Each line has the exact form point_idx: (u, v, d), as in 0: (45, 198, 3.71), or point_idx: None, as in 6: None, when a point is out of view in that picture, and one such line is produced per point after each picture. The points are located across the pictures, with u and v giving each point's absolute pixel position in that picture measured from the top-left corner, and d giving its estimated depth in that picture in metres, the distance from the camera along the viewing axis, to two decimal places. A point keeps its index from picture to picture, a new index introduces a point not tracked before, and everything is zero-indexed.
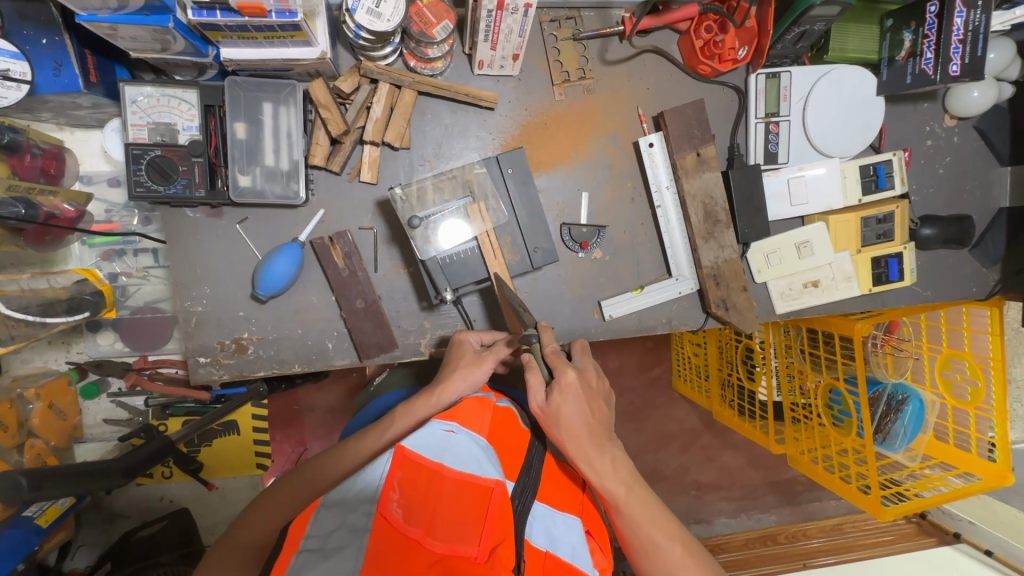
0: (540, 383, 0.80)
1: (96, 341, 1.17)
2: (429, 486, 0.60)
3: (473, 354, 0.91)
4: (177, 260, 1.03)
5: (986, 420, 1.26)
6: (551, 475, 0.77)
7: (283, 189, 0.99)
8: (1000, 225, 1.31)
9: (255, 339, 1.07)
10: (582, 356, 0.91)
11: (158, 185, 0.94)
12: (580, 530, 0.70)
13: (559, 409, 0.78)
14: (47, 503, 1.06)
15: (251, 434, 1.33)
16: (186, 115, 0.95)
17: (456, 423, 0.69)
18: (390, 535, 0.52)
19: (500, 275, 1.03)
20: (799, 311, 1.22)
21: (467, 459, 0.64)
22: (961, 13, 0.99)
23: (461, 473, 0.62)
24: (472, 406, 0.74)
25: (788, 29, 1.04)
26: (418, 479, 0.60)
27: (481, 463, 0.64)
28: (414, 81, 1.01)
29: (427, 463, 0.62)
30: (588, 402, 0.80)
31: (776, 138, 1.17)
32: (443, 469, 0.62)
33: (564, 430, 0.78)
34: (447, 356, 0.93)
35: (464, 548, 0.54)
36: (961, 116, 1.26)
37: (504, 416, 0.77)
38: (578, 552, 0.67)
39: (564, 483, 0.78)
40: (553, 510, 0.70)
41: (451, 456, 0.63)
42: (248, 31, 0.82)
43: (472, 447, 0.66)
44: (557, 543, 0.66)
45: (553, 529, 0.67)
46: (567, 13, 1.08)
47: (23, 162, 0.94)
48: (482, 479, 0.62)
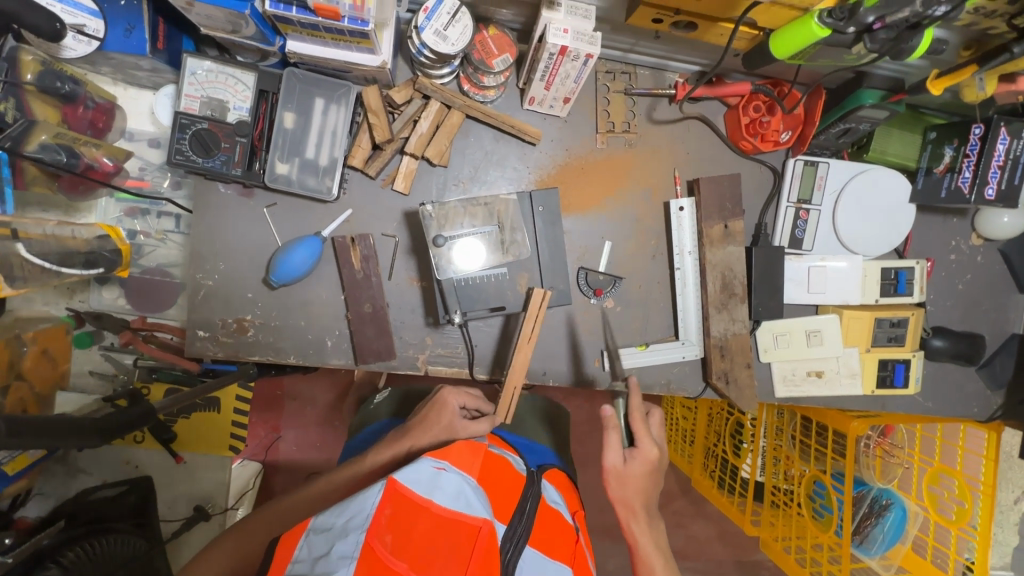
0: (617, 444, 0.82)
1: (101, 294, 1.18)
2: (417, 523, 0.58)
3: (451, 419, 0.87)
4: (200, 231, 1.04)
5: (968, 543, 1.25)
6: (545, 519, 0.72)
7: (317, 182, 1.00)
8: (1011, 351, 1.31)
9: (257, 323, 1.06)
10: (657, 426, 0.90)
11: (198, 156, 0.96)
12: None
13: (631, 474, 0.81)
14: (18, 452, 1.06)
15: (230, 416, 1.32)
16: (239, 96, 0.97)
17: (447, 461, 0.67)
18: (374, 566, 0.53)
19: (515, 364, 0.97)
20: (798, 399, 1.21)
21: (457, 497, 0.62)
22: (1005, 140, 1.01)
23: (449, 509, 0.60)
24: (464, 449, 0.72)
25: (834, 124, 1.06)
26: (406, 511, 0.59)
27: (470, 501, 0.62)
28: (465, 105, 1.04)
29: (415, 498, 0.60)
30: (653, 475, 0.84)
31: (804, 224, 1.18)
32: (431, 505, 0.59)
33: (629, 493, 0.82)
34: (424, 412, 0.88)
35: None
36: (989, 237, 1.27)
37: (494, 460, 0.76)
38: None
39: (558, 531, 0.73)
40: (543, 558, 0.66)
41: (440, 493, 0.61)
42: (318, 30, 0.85)
43: (462, 485, 0.64)
44: None
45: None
46: (624, 67, 1.11)
47: (75, 112, 0.96)
48: (471, 517, 0.60)
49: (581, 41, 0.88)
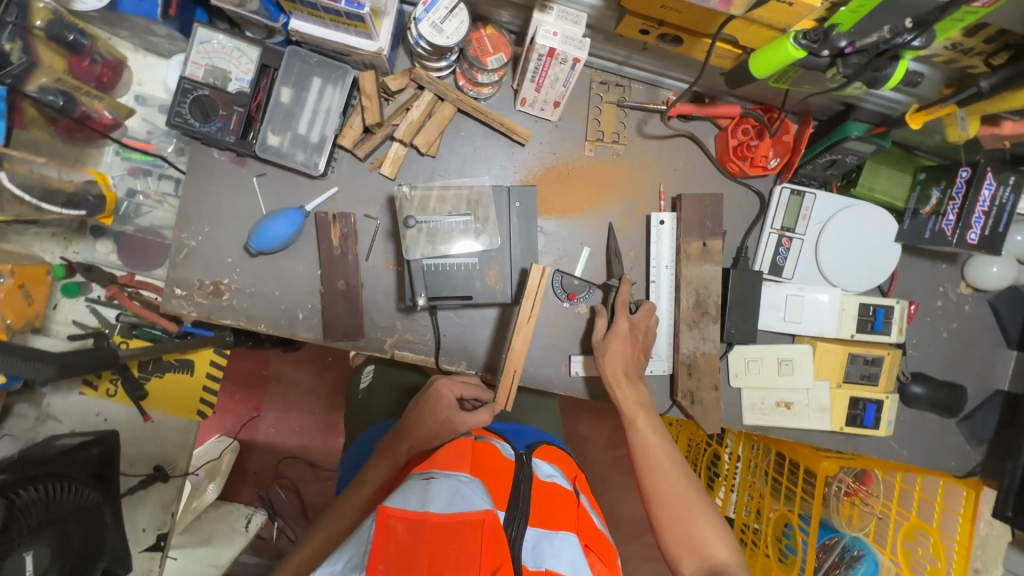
0: (603, 324, 1.07)
1: (95, 247, 1.22)
2: (418, 538, 0.56)
3: (443, 413, 0.92)
4: (191, 194, 1.08)
5: None
6: (541, 494, 0.74)
7: (306, 157, 1.04)
8: (994, 406, 1.27)
9: (233, 288, 1.09)
10: (643, 318, 1.07)
11: (196, 121, 1.00)
12: (576, 547, 0.66)
13: (608, 346, 1.04)
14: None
15: (202, 379, 1.34)
16: (242, 68, 1.02)
17: (436, 472, 0.69)
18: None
19: (513, 351, 0.99)
20: (766, 428, 1.18)
21: (452, 498, 0.61)
22: (990, 186, 1.01)
23: (448, 513, 0.58)
24: (449, 454, 0.75)
25: (821, 153, 1.07)
26: (401, 532, 0.56)
27: (467, 498, 0.61)
28: (457, 98, 1.07)
29: (411, 513, 0.59)
30: (631, 347, 1.05)
31: (785, 252, 1.18)
32: (428, 514, 0.59)
33: (608, 359, 1.03)
34: (421, 407, 0.94)
35: None
36: (978, 286, 1.25)
37: (483, 451, 0.78)
38: (581, 567, 0.63)
39: (556, 500, 0.74)
40: (548, 533, 0.67)
41: (435, 501, 0.60)
42: (318, 10, 0.89)
43: (455, 486, 0.64)
44: (562, 559, 0.62)
45: (551, 554, 0.63)
46: (618, 79, 1.13)
47: (80, 64, 1.03)
48: (470, 513, 0.59)
49: (569, 45, 0.90)
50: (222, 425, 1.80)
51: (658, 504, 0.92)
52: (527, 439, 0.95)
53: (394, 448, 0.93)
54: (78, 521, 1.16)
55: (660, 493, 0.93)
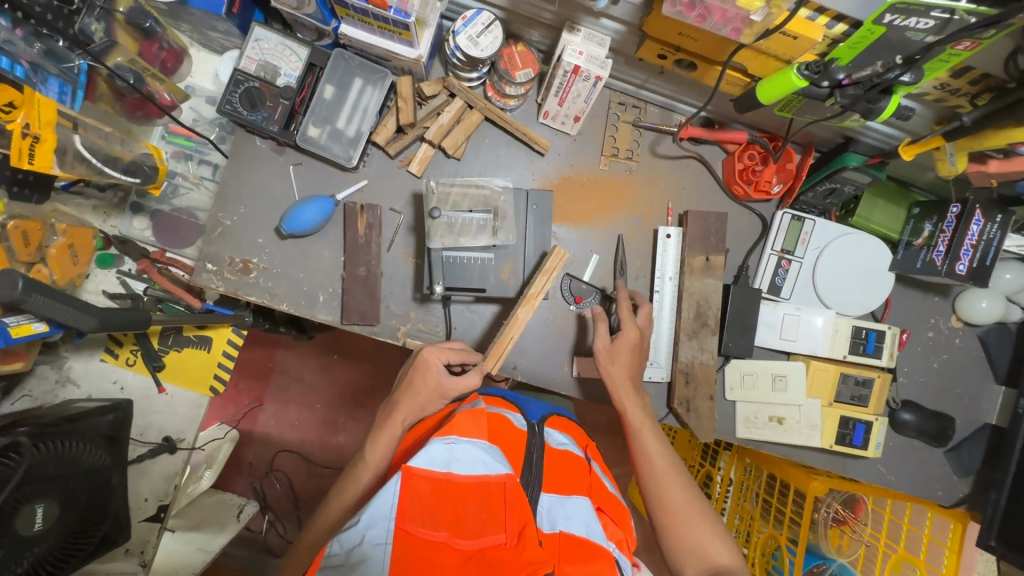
0: (604, 331, 1.07)
1: (131, 222, 1.29)
2: (443, 497, 0.63)
3: (434, 381, 0.96)
4: (230, 176, 1.16)
5: None
6: (553, 462, 0.81)
7: (341, 150, 1.12)
8: (981, 439, 1.31)
9: (261, 267, 1.16)
10: (633, 338, 1.06)
11: (244, 109, 1.09)
12: (589, 509, 0.73)
13: (614, 352, 1.06)
14: (24, 318, 0.95)
15: (218, 356, 1.39)
16: (291, 65, 1.11)
17: (455, 435, 0.70)
18: (415, 544, 0.58)
19: (517, 319, 1.06)
20: (758, 442, 1.22)
21: (475, 463, 0.66)
22: (978, 222, 1.07)
23: (471, 476, 0.65)
24: (467, 416, 0.74)
25: (820, 181, 1.14)
26: (428, 493, 0.63)
27: (488, 463, 0.67)
28: (484, 107, 1.15)
29: (437, 476, 0.65)
30: (633, 352, 1.07)
31: (784, 273, 1.24)
32: (453, 477, 0.65)
33: (613, 366, 1.05)
34: (411, 377, 0.97)
35: (493, 539, 0.61)
36: (967, 321, 1.30)
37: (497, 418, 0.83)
38: (593, 527, 0.71)
39: (570, 470, 0.81)
40: (562, 497, 0.74)
41: (459, 465, 0.66)
42: (368, 17, 0.98)
43: (477, 451, 0.68)
44: (573, 521, 0.70)
45: (565, 514, 0.71)
46: (635, 102, 1.22)
47: (150, 48, 1.11)
48: (492, 477, 0.66)
49: (593, 64, 1.00)
50: (223, 413, 1.84)
51: (660, 512, 0.95)
52: (537, 409, 1.00)
53: (389, 422, 0.95)
54: (89, 482, 1.20)
55: (664, 503, 0.95)
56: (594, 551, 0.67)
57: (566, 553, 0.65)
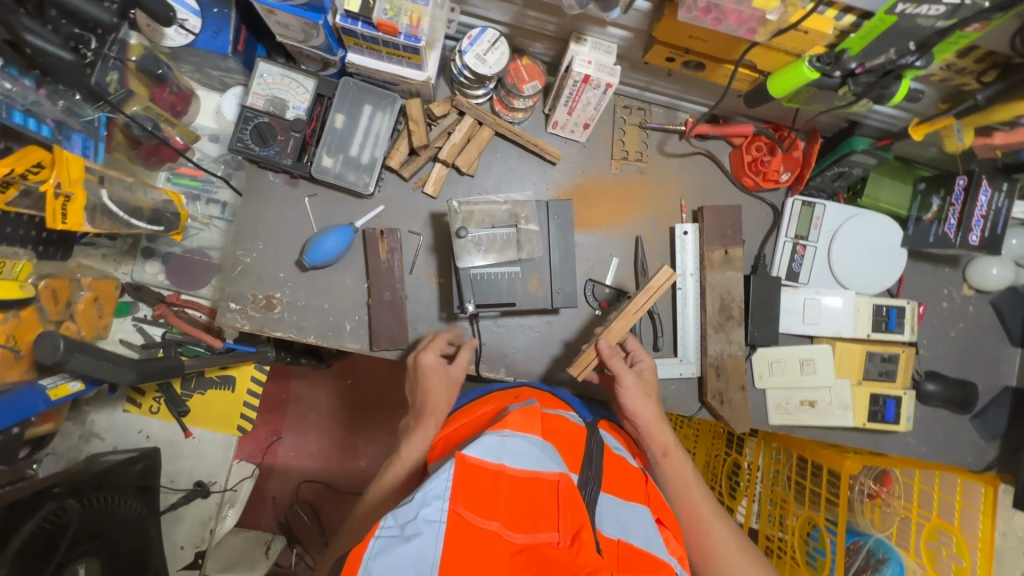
0: (620, 368, 0.99)
1: (143, 268, 1.29)
2: (496, 485, 0.56)
3: (443, 373, 1.02)
4: (245, 214, 1.15)
5: None
6: (613, 466, 0.79)
7: (356, 178, 1.12)
8: (1003, 402, 1.34)
9: (284, 302, 1.15)
10: (650, 377, 1.03)
11: (256, 146, 1.09)
12: (648, 519, 0.70)
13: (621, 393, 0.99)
14: (62, 379, 1.00)
15: (242, 395, 1.37)
16: (299, 97, 1.10)
17: (509, 429, 0.64)
18: (466, 532, 0.51)
19: (613, 328, 1.04)
20: (792, 427, 1.24)
21: (528, 457, 0.60)
22: (986, 193, 1.10)
23: (524, 469, 0.58)
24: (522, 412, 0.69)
25: (829, 166, 1.17)
26: (483, 479, 0.56)
27: (539, 460, 0.61)
28: (494, 122, 1.16)
29: (488, 464, 0.57)
30: (644, 393, 1.00)
31: (800, 259, 1.26)
32: (505, 469, 0.58)
33: (630, 407, 1.00)
34: (422, 379, 1.01)
35: (544, 536, 0.53)
36: (979, 288, 1.33)
37: (555, 422, 0.81)
38: (651, 540, 0.66)
39: (626, 475, 0.79)
40: (620, 501, 0.72)
41: (511, 456, 0.59)
42: (377, 44, 0.98)
43: (530, 444, 0.62)
44: (628, 532, 0.66)
45: (622, 519, 0.68)
46: (639, 104, 1.23)
47: (162, 93, 1.10)
48: (545, 474, 0.59)
49: (603, 72, 1.00)
50: (244, 448, 1.82)
51: (707, 564, 0.90)
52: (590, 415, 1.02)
53: (424, 419, 0.96)
54: (128, 535, 1.18)
55: (711, 553, 0.90)
56: (656, 565, 0.61)
57: (625, 565, 0.58)
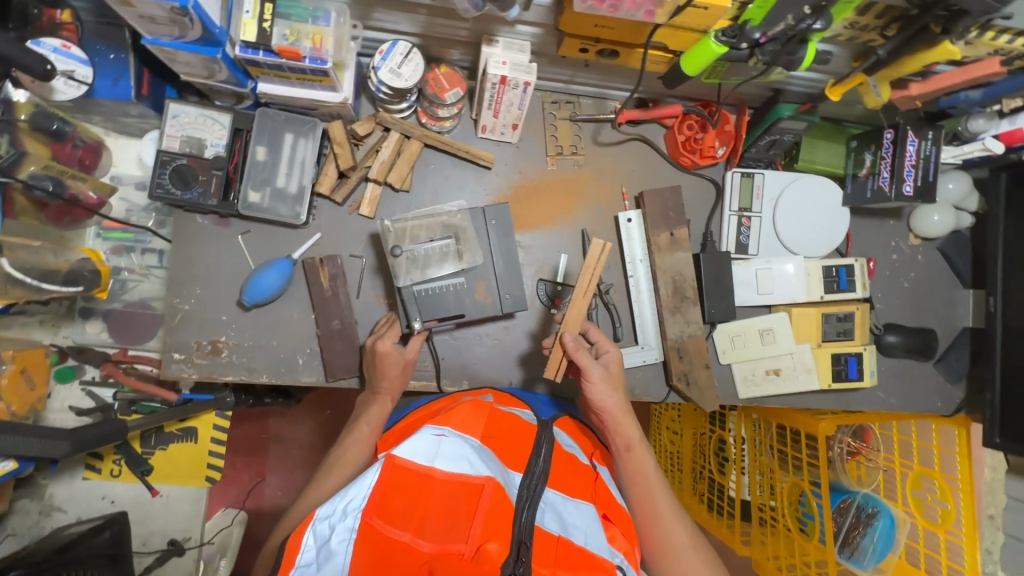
0: (587, 361, 0.98)
1: (85, 328, 1.22)
2: (420, 490, 0.62)
3: (399, 358, 1.05)
4: (178, 261, 1.11)
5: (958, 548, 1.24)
6: (561, 461, 0.80)
7: (287, 209, 1.09)
8: (963, 344, 1.36)
9: (231, 344, 1.12)
10: (616, 367, 1.01)
11: (177, 189, 1.04)
12: (591, 514, 0.73)
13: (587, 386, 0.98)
14: None
15: (207, 445, 1.33)
16: (216, 134, 1.07)
17: (447, 430, 0.71)
18: (379, 539, 0.57)
19: (569, 317, 1.06)
20: (761, 398, 1.25)
21: (459, 460, 0.65)
22: (914, 141, 1.10)
23: (451, 474, 0.64)
24: (466, 414, 0.78)
25: (760, 136, 1.17)
26: (408, 484, 0.63)
27: (472, 463, 0.66)
28: (422, 134, 1.14)
29: (417, 468, 0.64)
30: (611, 384, 0.99)
31: (747, 231, 1.26)
32: (434, 473, 0.64)
33: (595, 402, 0.98)
34: (379, 362, 1.05)
35: (454, 547, 0.57)
36: (925, 236, 1.35)
37: (500, 420, 0.84)
38: (592, 536, 0.69)
39: (576, 471, 0.81)
40: (565, 497, 0.74)
41: (442, 460, 0.65)
42: (284, 70, 0.95)
43: (464, 447, 0.67)
44: (570, 529, 0.69)
45: (563, 515, 0.71)
46: (567, 97, 1.22)
47: (64, 149, 1.05)
48: (473, 477, 0.64)
49: (518, 71, 0.98)
50: (225, 497, 1.70)
51: (659, 560, 0.89)
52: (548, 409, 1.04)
53: (379, 396, 1.04)
54: None
55: (664, 550, 0.89)
56: (593, 563, 0.64)
57: (563, 561, 0.62)
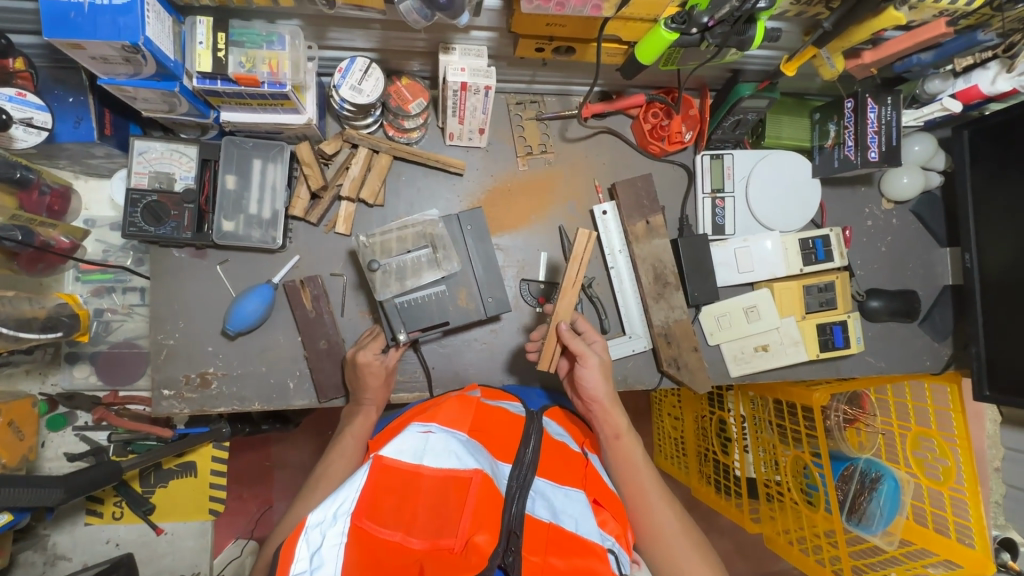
0: (583, 347, 0.99)
1: (72, 373, 1.22)
2: (410, 486, 0.70)
3: (379, 369, 1.06)
4: (158, 297, 1.11)
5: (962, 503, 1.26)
6: (550, 453, 0.86)
7: (262, 234, 1.09)
8: (945, 302, 1.38)
9: (220, 375, 1.12)
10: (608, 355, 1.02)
11: (150, 226, 1.04)
12: (581, 500, 0.79)
13: (580, 372, 0.99)
14: None
15: (208, 477, 1.33)
16: (185, 167, 1.06)
17: (435, 425, 0.78)
18: (371, 539, 0.63)
19: (561, 306, 1.04)
20: (752, 375, 1.26)
21: (446, 456, 0.72)
22: (874, 109, 1.11)
23: (439, 470, 0.71)
24: (453, 408, 0.84)
25: (725, 117, 1.18)
26: (398, 483, 0.70)
27: (460, 457, 0.73)
28: (390, 148, 1.15)
29: (406, 467, 0.71)
30: (604, 373, 1.00)
31: (722, 212, 1.28)
32: (422, 470, 0.71)
33: (586, 391, 1.00)
34: (360, 374, 1.06)
35: (445, 541, 0.66)
36: (897, 200, 1.37)
37: (487, 414, 0.89)
38: (582, 522, 0.75)
39: (566, 461, 0.86)
40: (554, 485, 0.80)
41: (430, 458, 0.72)
42: (244, 98, 0.95)
43: (451, 441, 0.74)
44: (560, 516, 0.75)
45: (551, 503, 0.77)
46: (531, 97, 1.23)
47: (31, 197, 1.05)
48: (461, 471, 0.71)
49: (478, 76, 0.99)
50: (234, 527, 1.68)
51: (649, 544, 0.90)
52: (538, 400, 1.07)
53: (362, 408, 1.06)
54: None
55: (653, 534, 0.90)
56: (585, 547, 0.71)
57: (554, 546, 0.70)
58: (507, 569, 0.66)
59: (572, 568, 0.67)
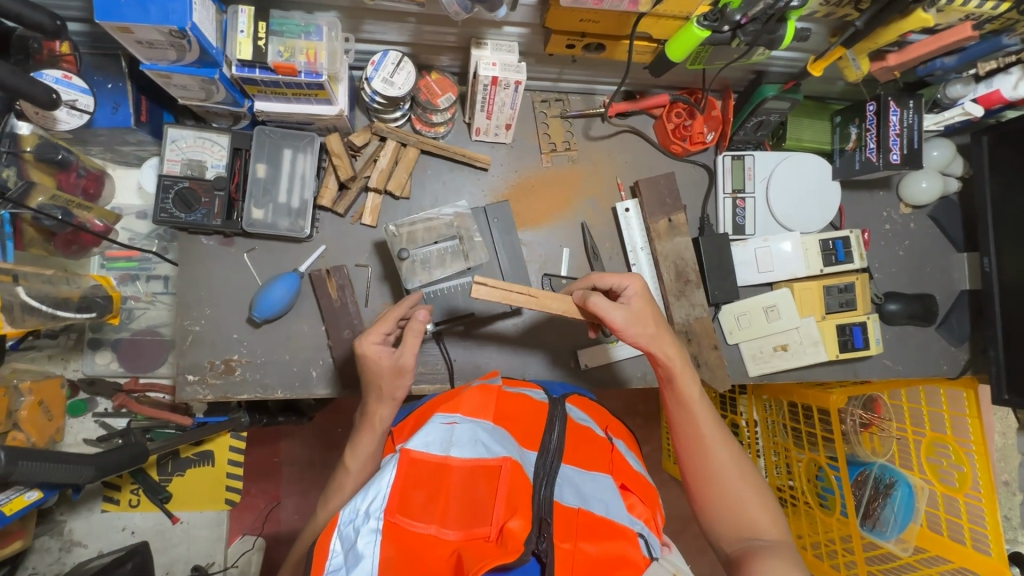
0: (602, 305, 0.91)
1: (94, 359, 1.23)
2: (441, 478, 0.71)
3: (391, 366, 0.93)
4: (184, 283, 1.12)
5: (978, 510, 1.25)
6: (575, 438, 0.86)
7: (291, 223, 1.10)
8: (963, 307, 1.38)
9: (244, 362, 1.12)
10: (641, 302, 0.94)
11: (181, 212, 1.05)
12: (609, 485, 0.80)
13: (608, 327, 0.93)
14: (15, 491, 0.92)
15: (225, 468, 1.33)
16: (216, 156, 1.08)
17: (459, 415, 0.79)
18: (405, 534, 0.64)
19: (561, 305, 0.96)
20: (770, 375, 1.27)
21: (472, 445, 0.74)
22: (896, 111, 1.12)
23: (467, 460, 0.73)
24: (477, 395, 0.83)
25: (747, 118, 1.19)
26: (427, 473, 0.71)
27: (488, 446, 0.75)
28: (418, 141, 1.16)
29: (434, 459, 0.72)
30: (631, 323, 0.93)
31: (742, 212, 1.29)
32: (451, 461, 0.73)
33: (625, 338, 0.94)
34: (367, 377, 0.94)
35: (479, 531, 0.67)
36: (915, 204, 1.38)
37: (509, 399, 0.87)
38: (611, 505, 0.76)
39: (591, 446, 0.87)
40: (581, 470, 0.81)
41: (458, 448, 0.74)
42: (280, 87, 0.97)
43: (477, 432, 0.76)
44: (589, 501, 0.75)
45: (580, 486, 0.78)
46: (556, 95, 1.25)
47: (68, 179, 1.06)
48: (489, 460, 0.73)
49: (508, 71, 1.00)
50: (243, 523, 1.67)
51: (701, 487, 0.91)
52: (560, 389, 1.07)
53: (370, 420, 0.94)
54: None
55: (705, 477, 0.90)
56: (616, 531, 0.71)
57: (583, 530, 0.70)
58: (541, 555, 0.65)
59: (604, 553, 0.68)
